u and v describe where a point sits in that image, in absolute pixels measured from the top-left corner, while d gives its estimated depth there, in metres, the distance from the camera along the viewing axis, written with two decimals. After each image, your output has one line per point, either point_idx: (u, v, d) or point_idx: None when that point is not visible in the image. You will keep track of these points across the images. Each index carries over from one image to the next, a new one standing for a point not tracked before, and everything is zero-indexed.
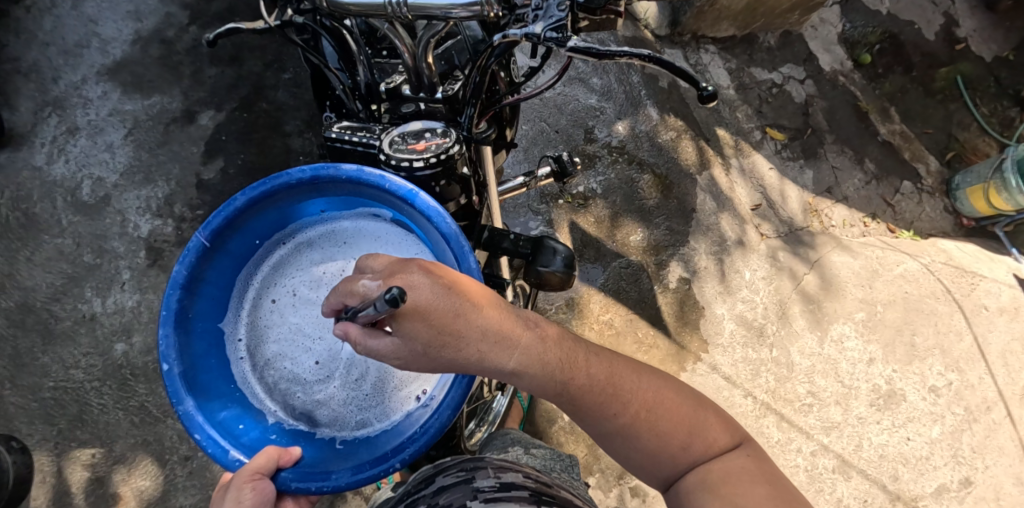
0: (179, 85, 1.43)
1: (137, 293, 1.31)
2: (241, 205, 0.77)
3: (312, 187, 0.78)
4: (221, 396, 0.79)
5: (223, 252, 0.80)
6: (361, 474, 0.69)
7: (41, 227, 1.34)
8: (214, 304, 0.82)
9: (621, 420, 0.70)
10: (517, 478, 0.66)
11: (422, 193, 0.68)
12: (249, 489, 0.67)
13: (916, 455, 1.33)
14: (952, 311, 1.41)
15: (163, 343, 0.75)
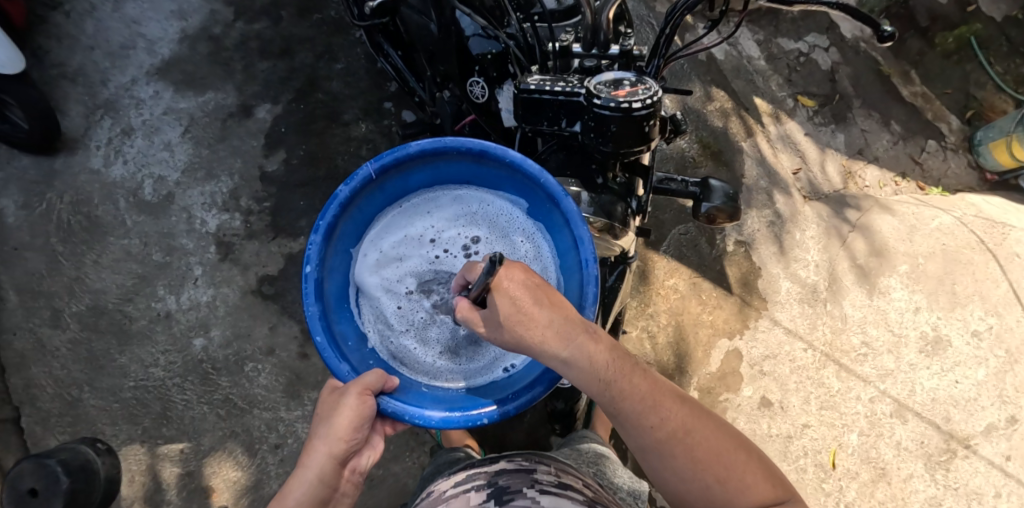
0: (233, 81, 1.47)
1: (210, 288, 1.33)
2: (413, 152, 0.92)
3: (474, 159, 0.94)
4: (340, 311, 0.96)
5: (383, 185, 0.97)
6: (450, 421, 0.86)
7: (106, 229, 1.35)
8: (358, 228, 0.99)
9: (672, 441, 0.71)
10: (575, 483, 0.84)
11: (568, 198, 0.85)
12: (359, 399, 0.84)
13: (965, 396, 1.41)
14: (988, 259, 1.47)
15: (310, 248, 0.91)
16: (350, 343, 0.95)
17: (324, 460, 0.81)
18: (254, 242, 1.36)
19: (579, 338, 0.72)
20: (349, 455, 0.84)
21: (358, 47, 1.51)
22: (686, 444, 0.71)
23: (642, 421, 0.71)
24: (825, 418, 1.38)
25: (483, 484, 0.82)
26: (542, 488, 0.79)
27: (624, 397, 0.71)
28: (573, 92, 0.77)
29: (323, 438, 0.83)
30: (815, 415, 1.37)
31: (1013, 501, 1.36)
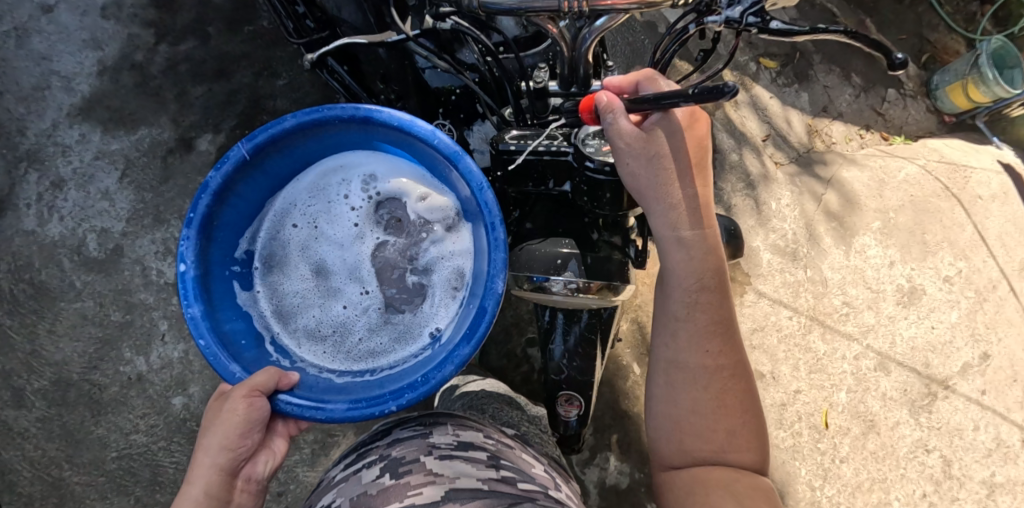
0: (167, 112, 1.35)
1: (181, 343, 1.25)
2: (289, 127, 0.84)
3: (362, 127, 0.86)
4: (230, 310, 0.88)
5: (261, 166, 0.87)
6: (355, 410, 0.79)
7: (55, 294, 1.25)
8: (237, 217, 0.89)
9: (703, 418, 0.74)
10: (475, 439, 0.87)
11: (465, 157, 0.80)
12: (245, 403, 0.78)
13: (941, 340, 1.46)
14: (953, 206, 1.50)
15: (183, 246, 0.83)
16: (244, 342, 0.88)
17: (208, 475, 0.77)
18: None
19: (698, 289, 0.75)
20: (239, 464, 0.79)
21: (299, 58, 1.40)
22: (711, 431, 0.74)
23: (693, 380, 0.75)
24: (814, 380, 1.42)
25: (378, 460, 0.84)
26: (443, 454, 0.82)
27: (706, 361, 0.75)
28: (561, 151, 0.77)
29: (207, 449, 0.77)
30: (804, 379, 1.41)
31: (991, 434, 1.44)
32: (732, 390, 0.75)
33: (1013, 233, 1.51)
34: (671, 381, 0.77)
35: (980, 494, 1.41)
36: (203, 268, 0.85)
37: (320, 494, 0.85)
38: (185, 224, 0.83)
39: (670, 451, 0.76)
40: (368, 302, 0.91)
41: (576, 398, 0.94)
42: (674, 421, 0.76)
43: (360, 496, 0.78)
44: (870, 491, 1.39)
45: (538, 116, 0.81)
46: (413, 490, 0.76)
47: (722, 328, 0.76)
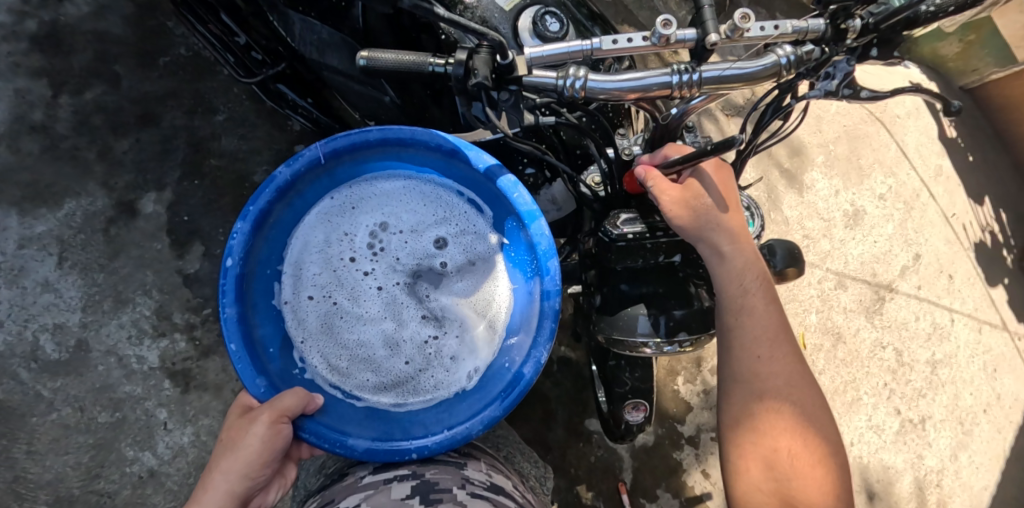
0: (94, 177, 1.18)
1: (188, 427, 1.15)
2: (372, 140, 0.87)
3: (442, 155, 0.89)
4: (266, 314, 0.89)
5: (333, 172, 0.91)
6: (375, 448, 0.84)
7: (22, 410, 1.11)
8: (292, 217, 0.91)
9: (787, 464, 0.74)
10: (505, 486, 0.87)
11: (540, 218, 0.85)
12: (275, 428, 0.80)
13: (883, 252, 1.65)
14: (878, 129, 1.68)
15: (236, 238, 0.85)
16: (271, 349, 0.88)
17: (221, 498, 0.77)
18: (214, 358, 1.17)
19: (768, 312, 0.79)
20: (251, 491, 0.80)
21: (234, 87, 1.24)
22: (794, 478, 0.73)
23: (779, 412, 0.76)
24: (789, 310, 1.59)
25: (411, 478, 0.85)
26: (474, 492, 0.82)
27: (779, 387, 0.77)
28: (679, 232, 0.84)
29: (225, 473, 0.78)
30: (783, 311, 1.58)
31: (929, 320, 1.66)
32: (815, 420, 0.76)
33: (927, 144, 1.72)
34: (746, 413, 0.77)
35: (926, 372, 1.64)
36: (249, 267, 0.87)
37: (340, 495, 0.84)
38: (242, 216, 0.85)
39: (756, 492, 0.74)
40: (398, 340, 0.90)
41: (642, 403, 1.03)
42: (751, 453, 0.76)
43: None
44: (845, 392, 1.59)
45: (628, 187, 0.86)
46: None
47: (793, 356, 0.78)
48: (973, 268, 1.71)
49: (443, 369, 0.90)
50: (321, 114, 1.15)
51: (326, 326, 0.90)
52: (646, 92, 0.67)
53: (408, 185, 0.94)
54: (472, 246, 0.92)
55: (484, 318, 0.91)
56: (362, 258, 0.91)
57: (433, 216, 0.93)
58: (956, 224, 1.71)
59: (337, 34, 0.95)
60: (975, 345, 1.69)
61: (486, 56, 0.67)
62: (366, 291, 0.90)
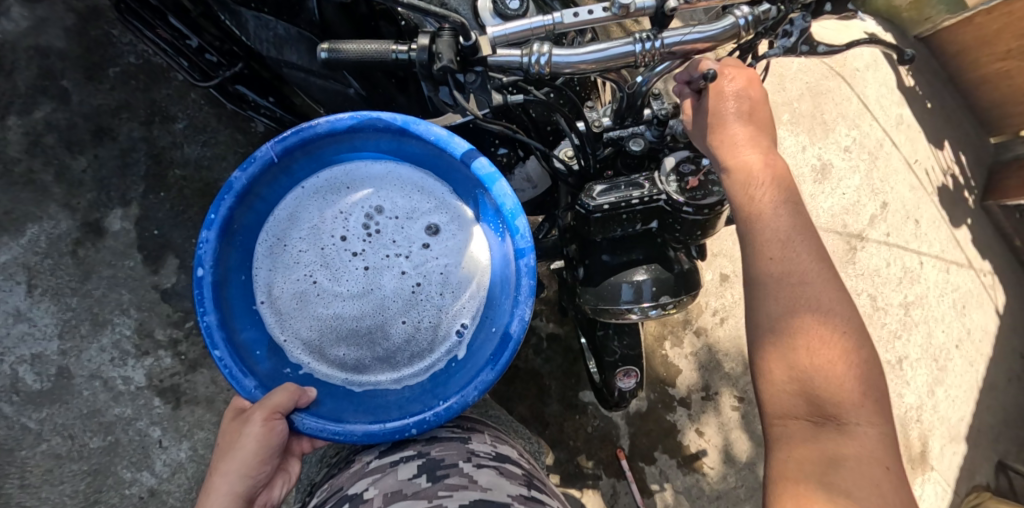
0: (54, 199, 1.14)
1: (184, 442, 1.13)
2: (320, 131, 0.86)
3: (395, 137, 0.89)
4: (248, 317, 0.89)
5: (288, 169, 0.90)
6: (371, 431, 0.84)
7: (10, 444, 1.09)
8: (259, 218, 0.91)
9: (819, 361, 0.67)
10: (511, 455, 0.88)
11: (500, 178, 0.83)
12: (267, 425, 0.79)
13: (851, 203, 1.69)
14: (839, 83, 1.71)
15: (204, 248, 0.85)
16: (258, 351, 0.89)
17: (226, 501, 0.76)
18: (202, 371, 1.15)
19: (780, 208, 0.70)
20: (256, 491, 0.80)
21: (191, 92, 1.20)
22: (817, 380, 0.66)
23: (800, 313, 0.68)
24: None
25: (416, 458, 0.84)
26: (481, 463, 0.82)
27: (802, 286, 0.68)
28: (654, 198, 0.80)
29: (226, 476, 0.78)
30: None
31: (899, 265, 1.72)
32: (841, 316, 0.68)
33: (887, 95, 1.75)
34: (775, 318, 0.69)
35: (900, 314, 1.71)
36: (223, 274, 0.87)
37: (349, 481, 0.84)
38: (205, 226, 0.84)
39: (781, 403, 0.68)
40: (382, 320, 0.89)
41: (633, 369, 1.05)
42: (778, 363, 0.68)
43: (395, 491, 0.78)
44: None
45: (599, 159, 0.84)
46: (445, 490, 0.76)
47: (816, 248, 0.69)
48: (937, 211, 1.77)
49: (433, 341, 0.90)
50: (285, 114, 1.09)
51: (308, 318, 0.90)
52: (609, 63, 0.67)
53: (367, 166, 0.93)
54: (441, 217, 0.92)
55: (465, 287, 0.91)
56: (336, 246, 0.90)
57: (398, 194, 0.93)
58: (919, 169, 1.76)
59: (294, 29, 0.92)
60: (943, 285, 1.75)
61: (449, 39, 0.67)
62: (345, 277, 0.89)
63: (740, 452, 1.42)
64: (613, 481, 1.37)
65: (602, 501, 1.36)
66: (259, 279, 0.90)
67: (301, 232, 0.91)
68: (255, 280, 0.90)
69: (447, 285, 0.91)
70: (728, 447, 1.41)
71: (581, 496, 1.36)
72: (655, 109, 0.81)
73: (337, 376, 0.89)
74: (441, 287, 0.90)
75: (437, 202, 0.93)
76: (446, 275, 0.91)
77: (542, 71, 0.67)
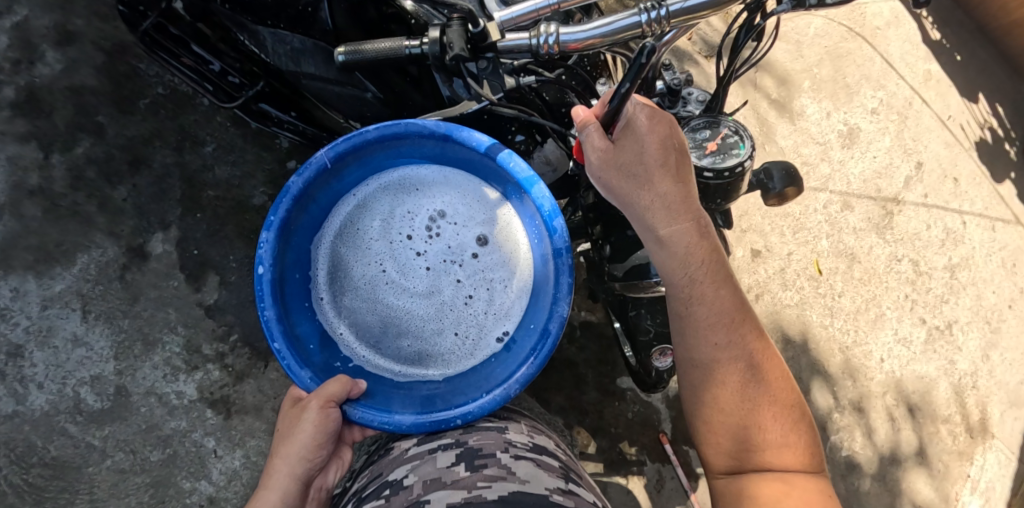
0: (99, 228, 1.20)
1: (237, 450, 1.18)
2: (370, 138, 0.90)
3: (439, 143, 0.92)
4: (302, 313, 0.94)
5: (341, 173, 0.94)
6: (422, 422, 0.87)
7: (77, 462, 1.15)
8: (313, 220, 0.95)
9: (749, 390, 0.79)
10: (547, 445, 0.89)
11: (540, 183, 0.87)
12: (326, 415, 0.84)
13: (883, 166, 1.65)
14: (860, 44, 1.67)
15: (263, 248, 0.88)
16: (311, 345, 0.93)
17: (287, 481, 0.81)
18: (248, 381, 1.20)
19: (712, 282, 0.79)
20: (312, 474, 0.84)
21: (217, 115, 1.25)
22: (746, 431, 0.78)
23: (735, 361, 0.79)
24: (799, 239, 1.60)
25: (454, 446, 0.85)
26: (518, 454, 0.83)
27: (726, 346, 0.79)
28: None
29: (286, 458, 0.83)
30: (792, 241, 1.59)
31: (940, 227, 1.66)
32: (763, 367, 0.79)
33: (911, 51, 1.70)
34: (710, 382, 0.80)
35: (945, 278, 1.66)
36: (281, 270, 0.91)
37: (389, 466, 0.85)
38: (266, 226, 0.88)
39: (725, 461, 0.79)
40: (431, 315, 0.96)
41: (668, 348, 1.04)
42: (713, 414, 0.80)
43: (433, 479, 0.78)
44: (867, 310, 1.61)
45: None
46: (484, 480, 0.76)
47: (740, 319, 0.80)
48: (978, 167, 1.70)
49: (477, 333, 0.96)
50: (306, 126, 1.12)
51: (361, 314, 0.96)
52: (617, 36, 0.67)
53: (428, 171, 0.98)
54: (490, 234, 0.97)
55: (510, 287, 0.96)
56: (401, 246, 0.96)
57: (449, 202, 0.97)
58: (954, 125, 1.70)
59: (309, 41, 0.97)
60: (990, 244, 1.69)
61: (459, 27, 0.70)
62: (412, 273, 0.96)
63: None
64: (658, 466, 1.37)
65: (649, 487, 1.36)
66: (320, 273, 0.97)
67: (354, 235, 0.97)
68: (316, 275, 0.97)
69: (492, 285, 0.96)
70: None
71: (627, 483, 1.36)
72: (668, 80, 0.83)
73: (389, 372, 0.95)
74: (488, 289, 0.96)
75: (489, 208, 0.97)
76: (497, 282, 0.96)
77: (552, 53, 0.69)
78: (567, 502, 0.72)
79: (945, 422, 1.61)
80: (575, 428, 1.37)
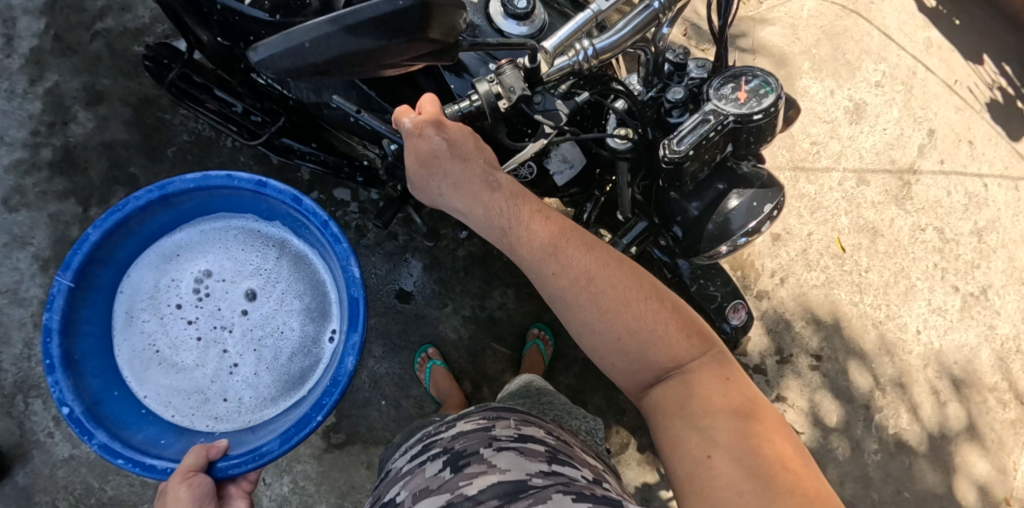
0: None
1: (285, 477, 1.24)
2: (97, 239, 1.00)
3: (164, 205, 1.07)
4: (129, 418, 1.05)
5: (92, 287, 1.05)
6: (288, 440, 0.96)
7: (135, 499, 1.19)
8: (94, 339, 1.07)
9: (687, 378, 0.71)
10: (536, 433, 0.84)
11: (267, 181, 1.01)
12: (188, 484, 0.87)
13: (895, 137, 1.64)
14: (856, 20, 1.68)
15: (60, 388, 0.97)
16: (163, 440, 1.05)
17: None
18: None
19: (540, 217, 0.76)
20: None
21: (240, 156, 1.31)
22: (636, 337, 0.72)
23: (586, 283, 0.72)
24: (818, 219, 1.58)
25: (440, 454, 0.80)
26: (502, 446, 0.78)
27: (569, 267, 0.73)
28: (723, 125, 0.79)
29: None
30: (811, 221, 1.58)
31: (961, 192, 1.65)
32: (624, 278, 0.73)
33: (908, 21, 1.70)
34: (585, 320, 0.73)
35: (974, 243, 1.64)
36: (89, 402, 1.00)
37: (387, 486, 0.83)
38: (50, 371, 0.97)
39: (639, 381, 0.74)
40: (234, 352, 1.13)
41: (739, 303, 1.12)
42: (599, 338, 0.73)
43: (421, 490, 0.76)
44: (896, 283, 1.59)
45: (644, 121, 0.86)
46: (464, 479, 0.73)
47: (579, 238, 0.75)
48: (992, 128, 1.69)
49: (279, 346, 1.14)
50: (328, 155, 1.18)
51: (178, 380, 1.11)
52: (640, 32, 0.72)
53: (174, 241, 1.15)
54: (257, 273, 1.16)
55: (288, 295, 1.16)
56: (174, 317, 1.13)
57: (209, 260, 1.16)
58: (962, 89, 1.70)
59: (331, 72, 0.95)
60: (1016, 204, 1.67)
61: (512, 71, 0.76)
62: (184, 345, 1.13)
63: (827, 413, 1.52)
64: None
65: None
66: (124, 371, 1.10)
67: (140, 321, 1.12)
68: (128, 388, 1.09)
69: (273, 305, 1.15)
70: (814, 409, 1.52)
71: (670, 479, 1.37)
72: (671, 58, 0.85)
73: (242, 422, 1.10)
74: (272, 310, 1.15)
75: (238, 255, 1.16)
76: (275, 297, 1.16)
77: (591, 63, 0.73)
78: (546, 486, 0.71)
79: (992, 390, 1.58)
80: (614, 428, 1.38)
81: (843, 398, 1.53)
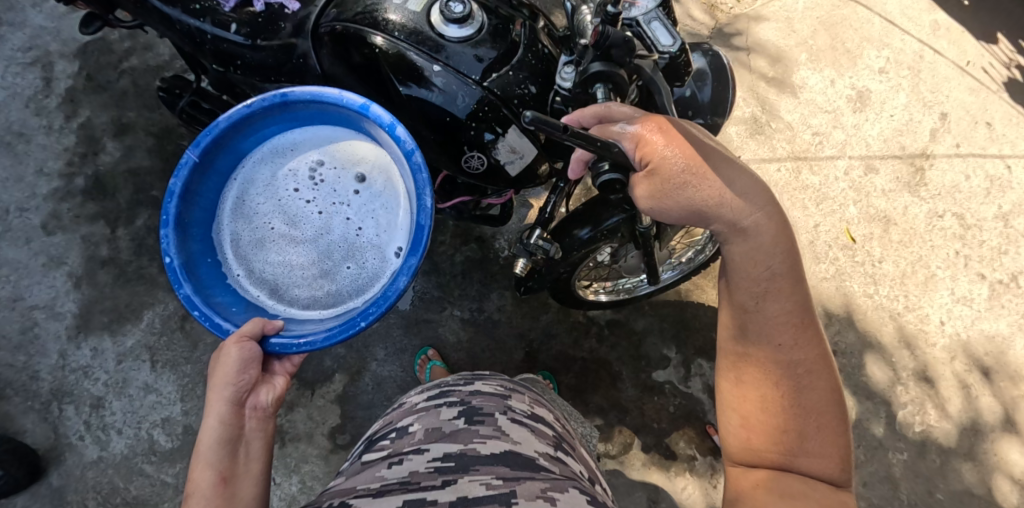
0: (161, 286, 1.36)
1: (294, 476, 1.27)
2: (223, 126, 0.85)
3: (282, 110, 0.88)
4: (222, 286, 0.88)
5: (212, 165, 0.89)
6: (334, 334, 0.81)
7: (155, 499, 1.26)
8: (207, 213, 0.90)
9: (810, 467, 0.67)
10: (545, 417, 0.85)
11: (371, 105, 0.82)
12: (237, 346, 0.77)
13: (904, 123, 1.60)
14: (854, 9, 1.66)
15: (167, 242, 0.84)
16: (236, 309, 0.87)
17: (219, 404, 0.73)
18: (299, 409, 1.30)
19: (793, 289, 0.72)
20: (241, 395, 0.75)
21: None
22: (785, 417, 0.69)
23: (782, 351, 0.71)
24: (825, 210, 1.54)
25: (457, 404, 0.80)
26: (515, 418, 0.79)
27: (782, 336, 0.71)
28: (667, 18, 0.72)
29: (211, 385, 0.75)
30: (817, 213, 1.54)
31: (981, 175, 1.59)
32: (826, 384, 0.70)
33: (910, 6, 1.68)
34: (758, 368, 0.72)
35: (999, 228, 1.56)
36: (193, 260, 0.86)
37: (398, 417, 0.82)
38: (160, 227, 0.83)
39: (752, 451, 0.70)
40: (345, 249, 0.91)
41: None
42: (752, 392, 0.72)
43: (433, 429, 0.74)
44: (915, 273, 1.53)
45: None
46: (478, 437, 0.72)
47: (816, 335, 0.72)
48: (1011, 107, 1.63)
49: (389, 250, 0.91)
50: None
51: (276, 272, 0.91)
52: None
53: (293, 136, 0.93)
54: (374, 167, 0.93)
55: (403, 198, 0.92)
56: (291, 201, 0.91)
57: (331, 150, 0.93)
58: (975, 70, 1.65)
59: (308, 88, 0.96)
60: None
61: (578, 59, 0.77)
62: (301, 232, 0.91)
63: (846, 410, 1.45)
64: (707, 459, 1.35)
65: (701, 480, 1.34)
66: (228, 255, 0.91)
67: (255, 203, 0.92)
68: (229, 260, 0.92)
69: (388, 209, 0.92)
70: None
71: (677, 479, 1.34)
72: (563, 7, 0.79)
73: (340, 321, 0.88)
74: (387, 213, 0.92)
75: (362, 149, 0.93)
76: (390, 201, 0.92)
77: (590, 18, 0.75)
78: (553, 469, 0.70)
79: None
80: (617, 427, 1.36)
81: (863, 394, 1.46)
